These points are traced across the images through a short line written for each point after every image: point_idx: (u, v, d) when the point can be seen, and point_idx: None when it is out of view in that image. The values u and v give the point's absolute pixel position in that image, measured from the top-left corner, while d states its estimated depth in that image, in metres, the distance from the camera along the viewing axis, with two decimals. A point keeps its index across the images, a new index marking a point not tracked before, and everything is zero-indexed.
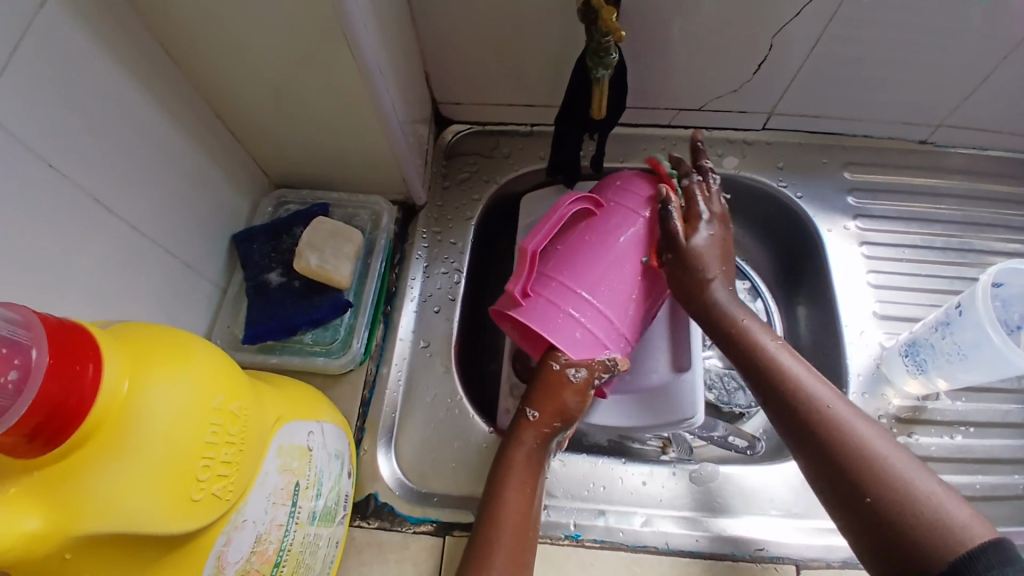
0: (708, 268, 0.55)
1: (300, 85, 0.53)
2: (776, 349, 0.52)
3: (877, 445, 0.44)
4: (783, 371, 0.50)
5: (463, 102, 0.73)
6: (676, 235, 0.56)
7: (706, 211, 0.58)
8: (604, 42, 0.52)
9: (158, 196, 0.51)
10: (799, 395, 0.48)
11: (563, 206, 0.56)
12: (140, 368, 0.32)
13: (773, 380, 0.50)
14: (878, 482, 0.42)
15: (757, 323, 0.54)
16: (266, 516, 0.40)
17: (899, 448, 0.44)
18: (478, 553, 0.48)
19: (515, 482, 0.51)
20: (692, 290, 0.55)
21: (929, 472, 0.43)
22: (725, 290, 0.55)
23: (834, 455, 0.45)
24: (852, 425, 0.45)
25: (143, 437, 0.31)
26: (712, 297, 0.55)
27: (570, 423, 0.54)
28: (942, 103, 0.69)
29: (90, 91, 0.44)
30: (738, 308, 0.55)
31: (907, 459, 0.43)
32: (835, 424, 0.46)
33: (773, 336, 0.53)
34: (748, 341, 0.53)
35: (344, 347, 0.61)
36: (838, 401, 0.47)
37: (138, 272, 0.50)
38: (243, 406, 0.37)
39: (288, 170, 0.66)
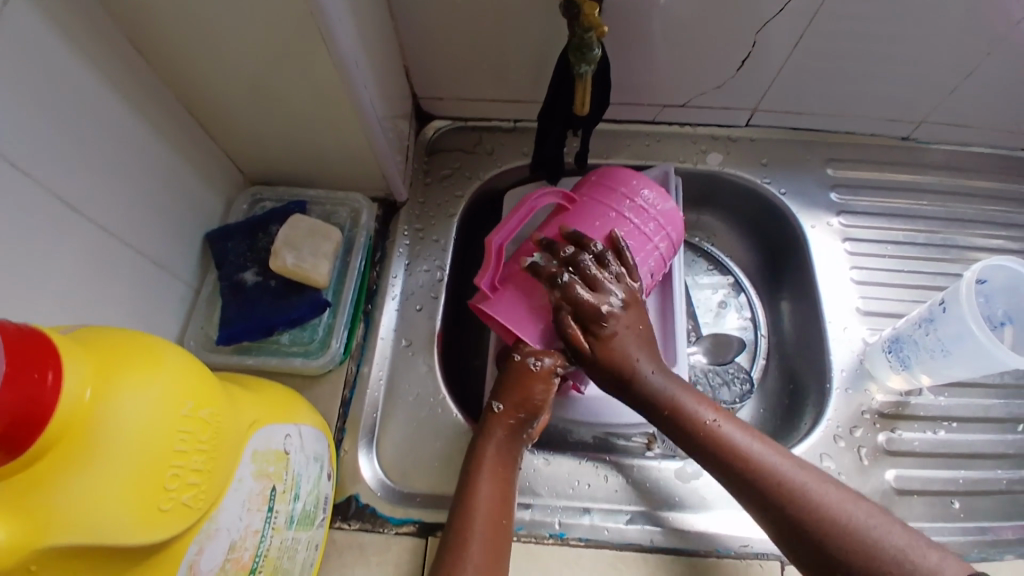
0: (630, 353, 0.52)
1: (276, 81, 0.52)
2: (718, 424, 0.51)
3: (842, 506, 0.46)
4: (733, 449, 0.49)
5: (445, 97, 0.72)
6: (580, 343, 0.51)
7: (609, 296, 0.52)
8: (587, 37, 0.52)
9: (128, 193, 0.50)
10: (757, 474, 0.48)
11: (531, 199, 0.57)
12: (105, 374, 0.31)
13: (725, 462, 0.49)
14: (853, 549, 0.44)
15: (690, 394, 0.52)
16: (241, 523, 0.38)
17: (860, 500, 0.46)
18: (452, 545, 0.48)
19: (488, 476, 0.51)
20: (623, 385, 0.52)
21: (891, 519, 0.45)
22: (654, 371, 0.52)
23: (805, 530, 0.46)
24: (814, 492, 0.47)
25: (110, 446, 0.30)
26: (647, 385, 0.52)
27: (537, 414, 0.53)
28: (923, 100, 0.69)
29: (55, 84, 0.42)
30: (668, 381, 0.52)
31: (868, 514, 0.45)
32: (798, 497, 0.47)
33: (710, 406, 0.52)
34: (688, 421, 0.51)
35: (323, 347, 0.60)
36: (792, 466, 0.48)
37: (108, 273, 0.48)
38: (213, 411, 0.36)
39: (264, 166, 0.64)
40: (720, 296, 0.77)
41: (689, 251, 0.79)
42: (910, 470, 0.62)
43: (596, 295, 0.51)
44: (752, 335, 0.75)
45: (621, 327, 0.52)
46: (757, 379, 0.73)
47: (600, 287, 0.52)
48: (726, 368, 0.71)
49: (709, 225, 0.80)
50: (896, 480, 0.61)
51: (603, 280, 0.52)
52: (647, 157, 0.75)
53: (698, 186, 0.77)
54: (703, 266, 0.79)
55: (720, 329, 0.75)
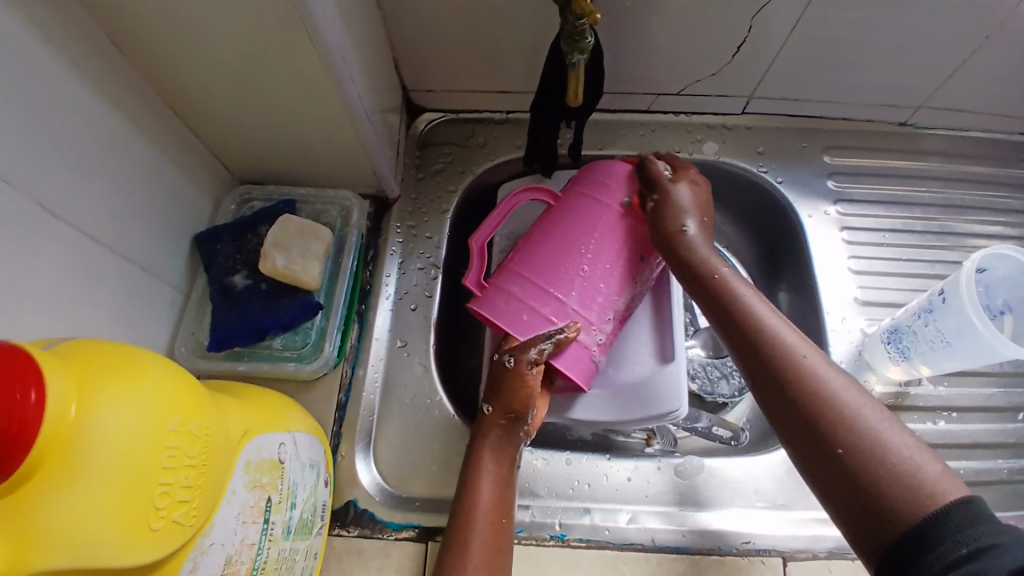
0: (685, 216, 0.53)
1: (261, 75, 0.50)
2: (750, 300, 0.48)
3: (848, 395, 0.40)
4: (751, 317, 0.46)
5: (436, 90, 0.71)
6: (659, 176, 0.55)
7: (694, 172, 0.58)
8: (580, 25, 0.50)
9: (112, 197, 0.48)
10: (769, 344, 0.44)
11: (509, 198, 0.58)
12: (89, 390, 0.30)
13: (739, 329, 0.47)
14: (844, 433, 0.38)
15: (734, 274, 0.50)
16: (235, 537, 0.38)
17: (875, 403, 0.40)
18: (452, 548, 0.47)
19: (488, 475, 0.50)
20: (668, 233, 0.53)
21: (906, 429, 0.38)
22: (702, 244, 0.52)
23: (799, 402, 0.41)
24: (824, 374, 0.41)
25: (94, 467, 0.29)
26: (688, 250, 0.51)
27: (523, 410, 0.51)
28: (923, 85, 0.68)
29: (32, 86, 0.40)
30: (714, 256, 0.51)
31: (877, 410, 0.39)
32: (804, 371, 0.42)
33: (749, 286, 0.49)
34: (718, 287, 0.49)
35: (316, 351, 0.59)
36: (813, 353, 0.43)
37: (95, 280, 0.46)
38: (202, 424, 0.35)
39: (251, 165, 0.63)
40: None
41: None
42: None
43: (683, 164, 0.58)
44: None
45: (693, 200, 0.54)
46: None
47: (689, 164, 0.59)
48: (725, 362, 0.70)
49: None
50: None
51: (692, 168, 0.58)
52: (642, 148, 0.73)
53: None
54: None
55: None
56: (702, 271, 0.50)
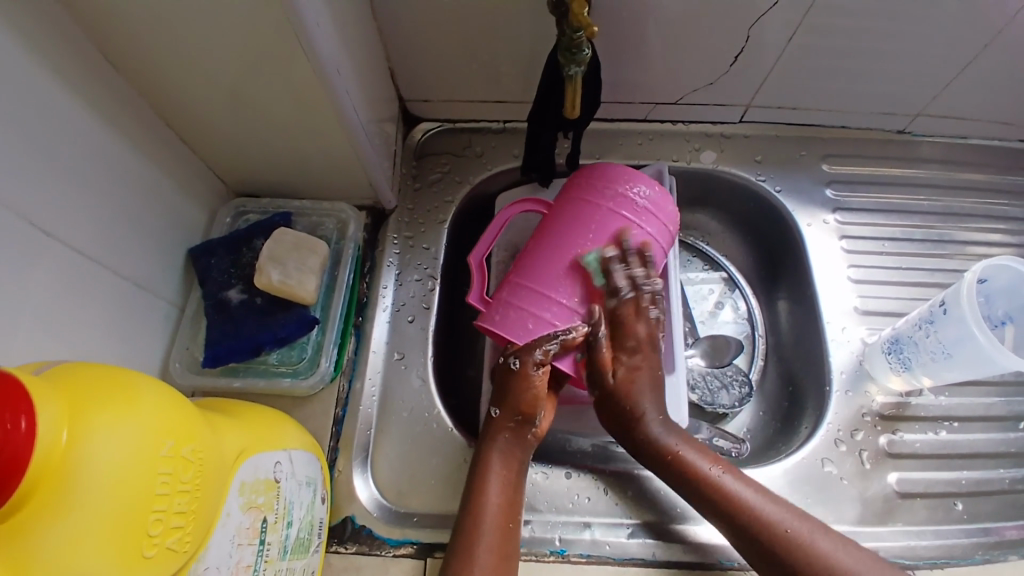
0: (641, 397, 0.53)
1: (256, 87, 0.49)
2: (721, 475, 0.51)
3: (842, 556, 0.47)
4: (733, 500, 0.50)
5: (432, 100, 0.70)
6: (605, 370, 0.53)
7: (645, 331, 0.54)
8: (576, 38, 0.49)
9: (105, 212, 0.48)
10: (759, 524, 0.49)
11: (504, 212, 0.58)
12: (80, 416, 0.29)
13: (726, 516, 0.50)
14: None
15: (692, 447, 0.53)
16: (230, 560, 0.37)
17: (855, 550, 0.48)
18: (460, 552, 0.47)
19: (496, 480, 0.50)
20: (622, 424, 0.54)
21: (884, 567, 0.47)
22: (659, 421, 0.53)
23: None
24: (817, 543, 0.48)
25: (86, 497, 0.28)
26: (650, 434, 0.53)
27: (530, 410, 0.51)
28: (920, 93, 0.68)
29: (21, 102, 0.40)
30: (671, 433, 0.53)
31: (865, 563, 0.47)
32: (798, 547, 0.48)
33: (709, 457, 0.53)
34: (692, 474, 0.52)
35: (313, 366, 0.58)
36: (797, 519, 0.49)
37: (88, 296, 0.46)
38: (196, 448, 0.34)
39: (246, 177, 0.62)
40: (715, 296, 0.76)
41: (684, 250, 0.78)
42: (913, 473, 0.61)
43: (633, 321, 0.54)
44: (749, 333, 0.74)
45: (641, 367, 0.54)
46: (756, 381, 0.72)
47: (642, 318, 0.54)
48: (724, 371, 0.70)
49: (704, 224, 0.78)
50: (899, 483, 0.61)
51: (645, 315, 0.54)
52: (640, 158, 0.73)
53: (692, 186, 0.75)
54: (699, 266, 0.77)
55: (714, 331, 0.74)
56: (668, 454, 0.53)
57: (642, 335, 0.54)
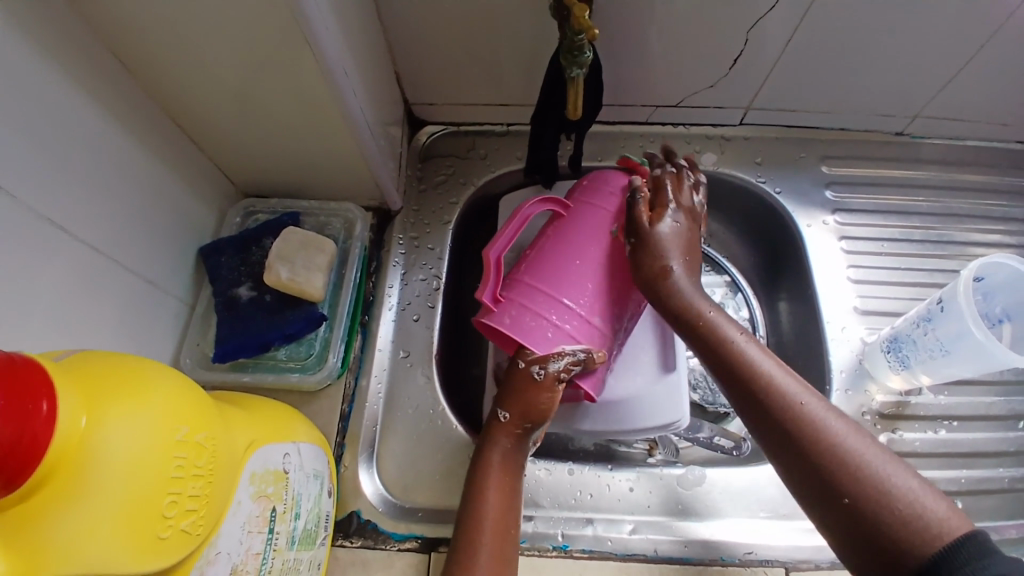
0: (675, 253, 0.54)
1: (264, 89, 0.51)
2: (745, 346, 0.49)
3: (851, 440, 0.42)
4: (751, 367, 0.47)
5: (437, 103, 0.72)
6: (642, 218, 0.55)
7: (687, 205, 0.57)
8: (577, 40, 0.51)
9: (118, 210, 0.49)
10: (773, 393, 0.46)
11: (527, 207, 0.57)
12: (97, 402, 0.30)
13: (740, 380, 0.47)
14: (856, 480, 0.40)
15: (726, 319, 0.51)
16: (240, 547, 0.38)
17: (874, 443, 0.42)
18: (459, 561, 0.47)
19: (494, 487, 0.50)
20: (651, 275, 0.53)
21: (906, 466, 0.41)
22: (691, 286, 0.53)
23: (808, 454, 0.43)
24: (827, 423, 0.43)
25: (103, 479, 0.29)
26: (679, 295, 0.52)
27: (541, 421, 0.52)
28: (918, 94, 0.69)
29: (38, 102, 0.41)
30: (704, 302, 0.52)
31: (879, 453, 0.41)
32: (807, 421, 0.43)
33: (740, 330, 0.50)
34: (715, 339, 0.50)
35: (320, 362, 0.59)
36: (813, 400, 0.45)
37: (100, 292, 0.47)
38: (209, 435, 0.35)
39: (255, 178, 0.63)
40: (717, 297, 0.76)
41: None
42: (913, 471, 0.62)
43: (677, 193, 0.57)
44: None
45: (676, 232, 0.55)
46: None
47: (683, 194, 0.57)
48: None
49: (706, 226, 0.79)
50: None
51: (685, 191, 0.58)
52: None
53: None
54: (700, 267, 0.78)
55: None
56: (695, 318, 0.51)
57: (688, 214, 0.57)
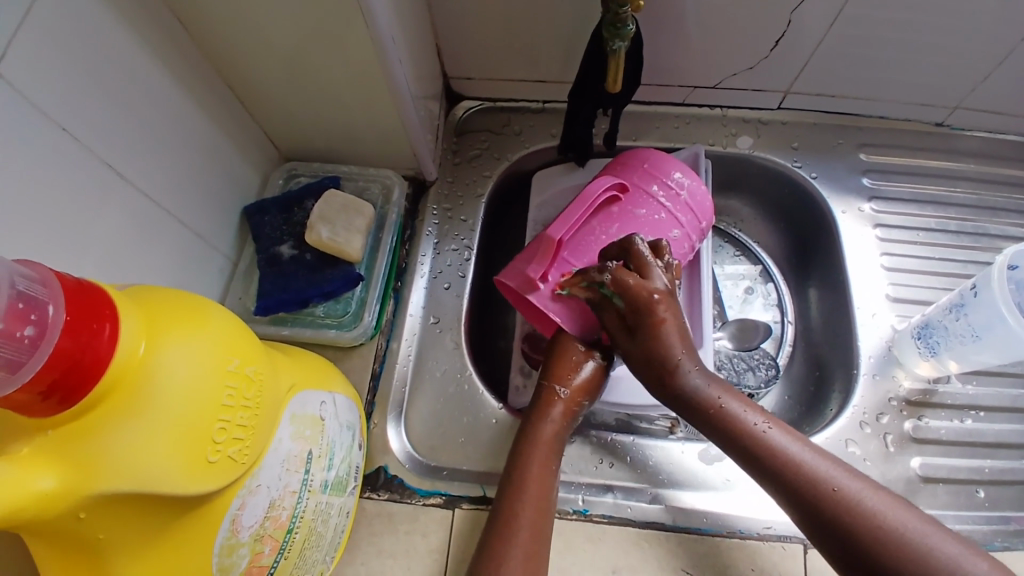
0: (674, 344, 0.50)
1: (312, 56, 0.52)
2: (766, 429, 0.48)
3: (896, 515, 0.43)
4: (778, 455, 0.47)
5: (474, 78, 0.73)
6: (619, 333, 0.52)
7: (659, 282, 0.52)
8: (622, 12, 0.51)
9: (173, 165, 0.52)
10: (811, 482, 0.45)
11: (596, 191, 0.57)
12: (156, 330, 0.32)
13: (775, 472, 0.47)
14: (908, 561, 0.41)
15: (737, 400, 0.50)
16: (279, 483, 0.40)
17: (911, 509, 0.44)
18: (498, 532, 0.47)
19: (539, 460, 0.51)
20: (661, 369, 0.51)
21: (941, 528, 0.43)
22: (696, 371, 0.51)
23: (861, 541, 0.43)
24: (868, 501, 0.44)
25: (161, 399, 0.31)
26: (686, 384, 0.50)
27: (592, 399, 0.55)
28: (960, 84, 0.68)
29: (107, 58, 0.44)
30: (712, 382, 0.51)
31: (921, 523, 0.43)
32: (849, 504, 0.44)
33: (754, 411, 0.50)
34: (733, 425, 0.49)
35: (356, 320, 0.61)
36: (849, 478, 0.45)
37: (153, 240, 0.50)
38: (258, 369, 0.37)
39: (299, 142, 0.65)
40: (747, 282, 0.77)
41: (718, 236, 0.79)
42: (936, 458, 0.62)
43: (645, 280, 0.51)
44: (779, 322, 0.75)
45: (669, 317, 0.51)
46: (783, 365, 0.73)
47: (649, 272, 0.52)
48: (751, 354, 0.71)
49: (737, 211, 0.80)
50: (922, 467, 0.61)
51: (648, 269, 0.52)
52: (675, 140, 0.74)
53: (727, 170, 0.76)
54: (730, 253, 0.79)
55: (746, 314, 0.75)
56: (712, 407, 0.50)
57: (665, 282, 0.52)
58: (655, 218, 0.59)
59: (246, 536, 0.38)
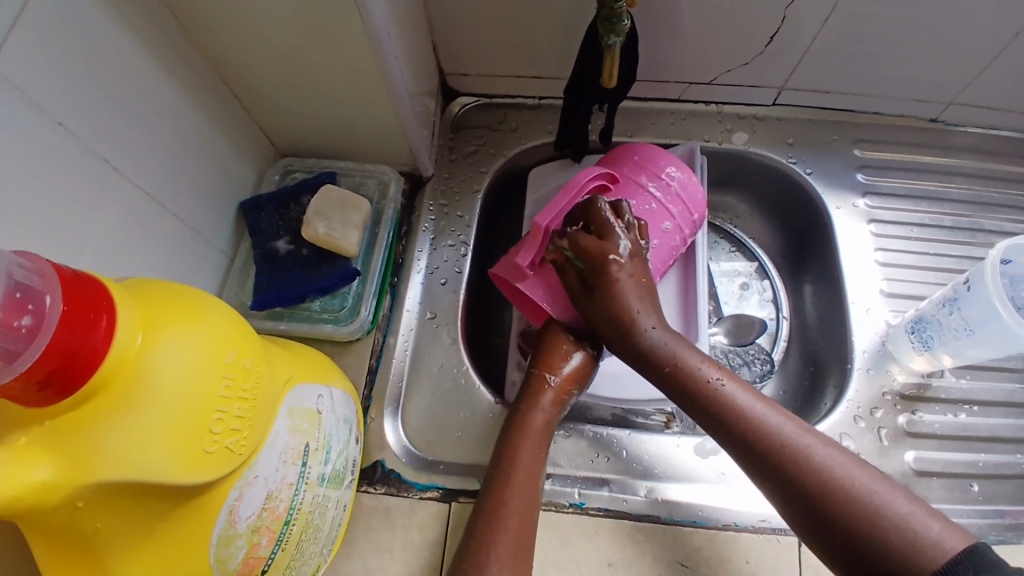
0: (631, 302, 0.52)
1: (308, 51, 0.52)
2: (721, 383, 0.49)
3: (844, 470, 0.42)
4: (730, 408, 0.47)
5: (471, 74, 0.73)
6: (580, 295, 0.54)
7: (619, 244, 0.53)
8: (616, 8, 0.52)
9: (169, 161, 0.52)
10: (760, 434, 0.46)
11: (584, 181, 0.57)
12: (154, 322, 0.33)
13: (726, 423, 0.47)
14: (850, 514, 0.41)
15: (695, 355, 0.51)
16: (277, 475, 0.40)
17: (865, 468, 0.43)
18: (487, 517, 0.47)
19: (528, 447, 0.51)
20: (616, 326, 0.52)
21: (896, 488, 0.41)
22: (655, 327, 0.52)
23: (805, 493, 0.42)
24: (816, 455, 0.43)
25: (158, 390, 0.32)
26: (644, 340, 0.52)
27: (582, 386, 0.56)
28: (954, 80, 0.68)
29: (103, 53, 0.44)
30: (670, 338, 0.52)
31: (871, 479, 0.42)
32: (796, 457, 0.44)
33: (711, 366, 0.50)
34: (687, 379, 0.50)
35: (353, 315, 0.61)
36: (802, 433, 0.45)
37: (149, 235, 0.50)
38: (254, 361, 0.37)
39: (296, 139, 0.66)
40: (743, 278, 0.77)
41: (713, 233, 0.80)
42: (930, 452, 0.62)
43: (603, 241, 0.53)
44: (774, 317, 0.76)
45: (625, 276, 0.53)
46: (779, 360, 0.74)
47: (608, 233, 0.54)
48: (747, 349, 0.72)
49: (733, 207, 0.80)
50: (915, 461, 0.62)
51: (608, 230, 0.54)
52: (671, 136, 0.75)
53: (722, 166, 0.77)
54: (725, 249, 0.79)
55: (742, 310, 0.76)
56: (667, 363, 0.51)
57: (627, 244, 0.54)
58: (647, 208, 0.59)
59: (244, 528, 0.39)
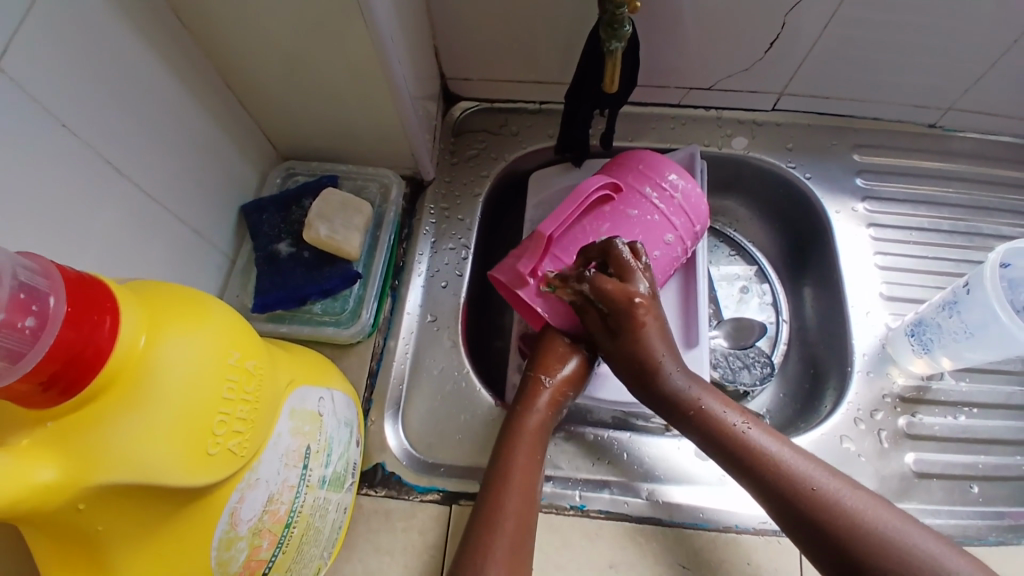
0: (655, 346, 0.52)
1: (311, 55, 0.53)
2: (746, 428, 0.49)
3: (873, 513, 0.43)
4: (757, 454, 0.48)
5: (472, 78, 0.73)
6: (603, 337, 0.54)
7: (640, 286, 0.53)
8: (619, 12, 0.52)
9: (172, 163, 0.52)
10: (789, 480, 0.46)
11: (589, 188, 0.58)
12: (158, 323, 0.33)
13: (754, 470, 0.47)
14: (885, 559, 0.41)
15: (717, 399, 0.51)
16: (278, 477, 0.40)
17: (890, 508, 0.44)
18: (483, 519, 0.47)
19: (525, 451, 0.51)
20: (639, 369, 0.52)
21: (922, 527, 0.43)
22: (678, 372, 0.52)
23: (838, 540, 0.43)
24: (845, 499, 0.44)
25: (162, 391, 0.32)
26: (668, 383, 0.51)
27: (577, 390, 0.56)
28: (953, 86, 0.69)
29: (108, 55, 0.44)
30: (692, 382, 0.52)
31: (899, 520, 0.43)
32: (826, 502, 0.44)
33: (734, 411, 0.50)
34: (713, 425, 0.50)
35: (354, 317, 0.61)
36: (828, 476, 0.46)
37: (151, 236, 0.50)
38: (257, 363, 0.37)
39: (298, 142, 0.66)
40: (743, 281, 0.78)
41: (713, 236, 0.80)
42: (930, 454, 0.62)
43: (625, 284, 0.53)
44: (774, 320, 0.76)
45: (649, 319, 0.52)
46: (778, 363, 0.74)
47: (630, 276, 0.53)
48: (747, 352, 0.71)
49: (733, 211, 0.80)
50: (916, 463, 0.62)
51: (628, 272, 0.53)
52: (671, 140, 0.75)
53: (722, 171, 0.77)
54: (725, 252, 0.79)
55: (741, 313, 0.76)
56: (691, 407, 0.51)
57: (646, 285, 0.53)
58: (650, 219, 0.59)
59: (245, 530, 0.39)
